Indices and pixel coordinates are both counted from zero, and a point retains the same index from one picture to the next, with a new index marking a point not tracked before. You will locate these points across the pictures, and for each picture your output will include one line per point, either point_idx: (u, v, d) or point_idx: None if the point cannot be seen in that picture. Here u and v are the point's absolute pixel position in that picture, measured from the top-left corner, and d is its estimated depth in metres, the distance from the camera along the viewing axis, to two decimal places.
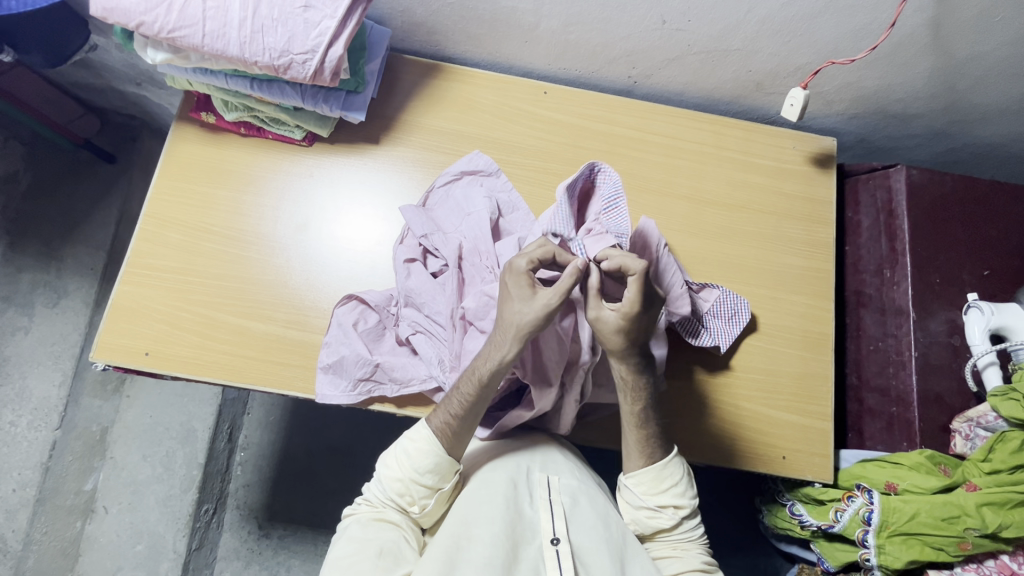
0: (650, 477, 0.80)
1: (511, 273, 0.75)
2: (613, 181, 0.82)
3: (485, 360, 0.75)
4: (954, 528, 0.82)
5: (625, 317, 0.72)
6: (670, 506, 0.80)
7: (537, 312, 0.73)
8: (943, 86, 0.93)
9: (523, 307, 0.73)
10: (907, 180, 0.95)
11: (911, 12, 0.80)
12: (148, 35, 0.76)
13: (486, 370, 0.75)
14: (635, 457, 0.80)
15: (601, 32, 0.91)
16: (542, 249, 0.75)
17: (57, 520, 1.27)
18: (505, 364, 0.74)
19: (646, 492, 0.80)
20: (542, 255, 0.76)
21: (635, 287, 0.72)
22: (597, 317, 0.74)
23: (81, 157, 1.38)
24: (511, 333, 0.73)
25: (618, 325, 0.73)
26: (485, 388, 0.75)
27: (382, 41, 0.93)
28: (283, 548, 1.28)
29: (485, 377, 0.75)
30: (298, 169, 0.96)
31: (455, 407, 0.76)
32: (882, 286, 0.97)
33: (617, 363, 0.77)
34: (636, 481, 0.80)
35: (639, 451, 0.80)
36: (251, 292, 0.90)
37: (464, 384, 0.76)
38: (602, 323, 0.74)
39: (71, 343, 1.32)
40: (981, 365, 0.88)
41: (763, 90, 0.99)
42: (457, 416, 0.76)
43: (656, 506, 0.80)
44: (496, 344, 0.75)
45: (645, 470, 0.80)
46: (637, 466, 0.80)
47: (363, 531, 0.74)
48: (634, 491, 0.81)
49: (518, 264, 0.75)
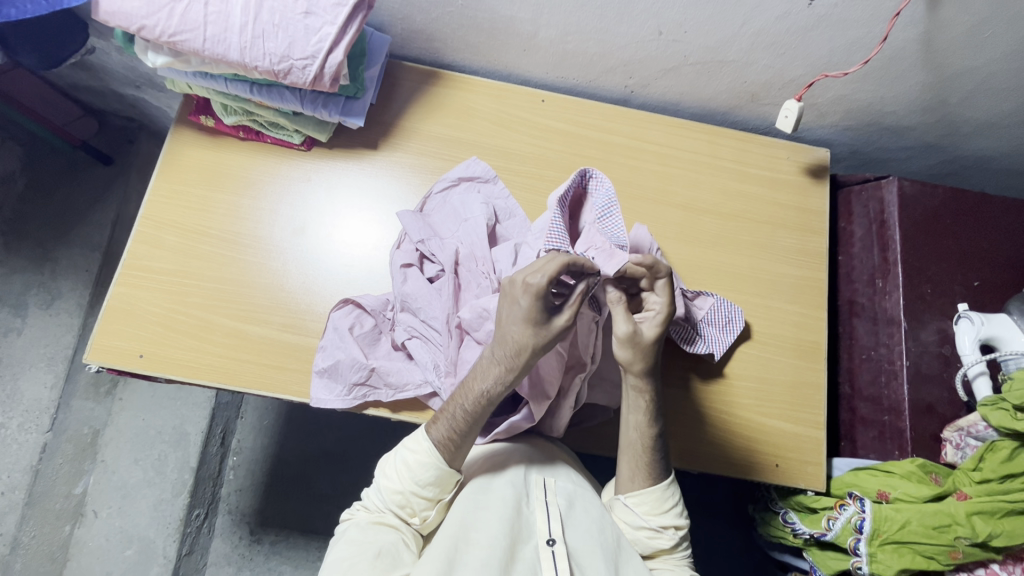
0: (653, 497, 0.80)
1: (532, 291, 0.72)
2: (605, 189, 0.80)
3: (490, 378, 0.75)
4: (945, 537, 0.83)
5: (662, 323, 0.78)
6: (671, 526, 0.80)
7: (552, 335, 0.74)
8: (935, 99, 0.95)
9: (536, 331, 0.73)
10: (899, 192, 0.97)
11: (902, 26, 0.82)
12: (149, 38, 0.77)
13: (490, 387, 0.75)
14: (640, 479, 0.80)
15: (599, 42, 0.92)
16: (557, 263, 0.72)
17: (46, 523, 1.26)
18: (510, 384, 0.75)
19: (648, 512, 0.80)
20: (558, 270, 0.72)
21: (664, 293, 0.79)
22: (636, 330, 0.77)
23: (79, 158, 1.38)
24: (522, 355, 0.74)
25: (655, 333, 0.78)
26: (489, 403, 0.75)
27: (382, 48, 0.93)
28: (275, 554, 1.28)
29: (491, 395, 0.75)
30: (297, 173, 0.96)
31: (458, 421, 0.75)
32: (875, 296, 0.98)
33: (637, 380, 0.79)
34: (638, 501, 0.80)
35: (644, 473, 0.80)
36: (247, 295, 0.90)
37: (465, 398, 0.75)
38: (645, 334, 0.78)
39: (64, 345, 1.32)
40: (971, 375, 0.89)
41: (758, 100, 1.00)
42: (459, 430, 0.75)
43: (658, 526, 0.80)
44: (502, 364, 0.75)
45: (649, 490, 0.80)
46: (640, 487, 0.80)
47: (363, 534, 0.73)
48: (635, 510, 0.80)
49: (531, 282, 0.72)
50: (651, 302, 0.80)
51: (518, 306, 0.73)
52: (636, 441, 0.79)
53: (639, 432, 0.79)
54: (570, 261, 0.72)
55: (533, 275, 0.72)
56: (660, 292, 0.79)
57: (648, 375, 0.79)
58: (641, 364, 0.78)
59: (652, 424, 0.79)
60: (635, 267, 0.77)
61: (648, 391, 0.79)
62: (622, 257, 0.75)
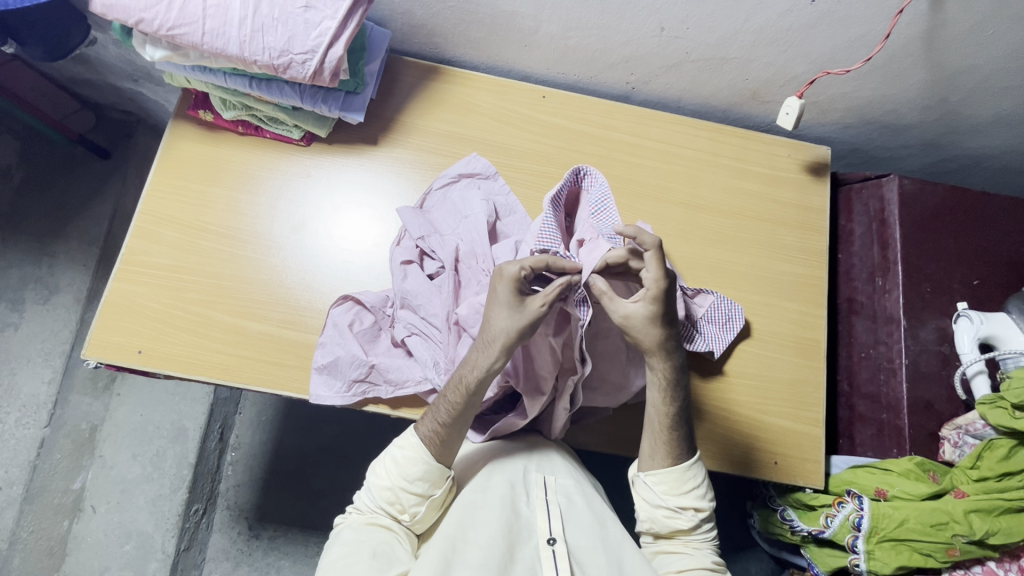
0: (672, 477, 0.80)
1: (506, 280, 0.73)
2: (600, 185, 0.82)
3: (470, 368, 0.75)
4: (942, 534, 0.84)
5: (653, 299, 0.75)
6: (690, 508, 0.80)
7: (530, 319, 0.73)
8: (936, 97, 0.95)
9: (513, 315, 0.73)
10: (899, 190, 0.97)
11: (905, 24, 0.81)
12: (148, 32, 0.76)
13: (473, 378, 0.75)
14: (659, 456, 0.80)
15: (600, 38, 0.91)
16: (534, 257, 0.74)
17: (43, 519, 1.25)
18: (493, 371, 0.74)
19: (666, 492, 0.80)
20: (536, 264, 0.74)
21: (655, 265, 0.74)
22: (626, 314, 0.76)
23: (76, 152, 1.37)
24: (498, 342, 0.74)
25: (647, 313, 0.75)
26: (472, 395, 0.75)
27: (382, 43, 0.93)
28: (273, 549, 1.28)
29: (472, 385, 0.74)
30: (295, 168, 0.95)
31: (443, 415, 0.76)
32: (874, 294, 0.98)
33: (659, 361, 0.78)
34: (657, 480, 0.80)
35: (664, 451, 0.80)
36: (246, 291, 0.90)
37: (451, 392, 0.76)
38: (638, 310, 0.76)
39: (62, 340, 1.31)
40: (970, 373, 0.89)
41: (760, 98, 1.00)
42: (445, 424, 0.75)
43: (676, 507, 0.80)
44: (480, 349, 0.75)
45: (668, 471, 0.80)
46: (660, 466, 0.80)
47: (357, 535, 0.74)
48: (654, 489, 0.80)
49: (506, 270, 0.73)
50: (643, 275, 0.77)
51: (496, 295, 0.74)
52: (655, 418, 0.80)
53: (654, 408, 0.80)
54: (547, 261, 0.74)
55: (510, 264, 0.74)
56: (650, 265, 0.75)
57: (658, 351, 0.77)
58: (652, 342, 0.77)
59: (670, 401, 0.79)
60: (616, 259, 0.76)
61: (663, 368, 0.78)
62: (602, 249, 0.77)
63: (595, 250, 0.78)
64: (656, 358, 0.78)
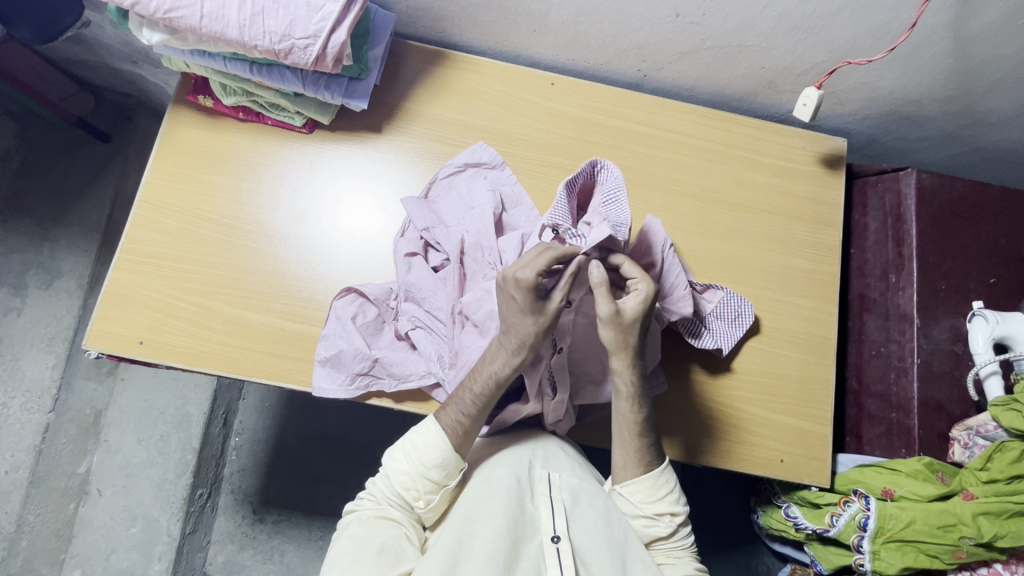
0: (646, 486, 0.80)
1: (521, 287, 0.72)
2: (614, 177, 0.79)
3: (498, 364, 0.76)
4: (950, 536, 0.83)
5: (645, 301, 0.75)
6: (667, 513, 0.80)
7: (550, 317, 0.74)
8: (959, 89, 0.91)
9: (536, 318, 0.74)
10: (918, 184, 0.94)
11: (933, 11, 0.78)
12: (144, 14, 0.73)
13: (501, 373, 0.75)
14: (631, 466, 0.80)
15: (612, 23, 0.88)
16: (543, 257, 0.73)
17: (51, 501, 1.27)
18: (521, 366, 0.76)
19: (641, 500, 0.80)
20: (546, 265, 0.72)
21: (639, 272, 0.76)
22: (618, 309, 0.75)
23: (76, 135, 1.36)
24: (527, 341, 0.74)
25: (639, 310, 0.75)
26: (500, 385, 0.76)
27: (386, 26, 0.90)
28: (277, 533, 1.28)
29: (499, 379, 0.76)
30: (297, 156, 0.93)
31: (467, 406, 0.76)
32: (887, 291, 0.96)
33: (625, 370, 0.77)
34: (633, 490, 0.80)
35: (636, 460, 0.79)
36: (249, 281, 0.89)
37: (473, 382, 0.77)
38: (625, 312, 0.75)
39: (65, 325, 1.31)
40: (983, 374, 0.87)
41: (776, 87, 0.97)
42: (470, 415, 0.76)
43: (654, 513, 0.80)
44: (508, 349, 0.75)
45: (641, 479, 0.79)
46: (633, 475, 0.80)
47: (365, 530, 0.73)
48: (631, 500, 0.80)
49: (521, 278, 0.72)
50: (627, 272, 0.76)
51: (513, 302, 0.74)
52: (624, 426, 0.79)
53: (623, 416, 0.78)
54: (553, 252, 0.74)
55: (521, 270, 0.72)
56: (633, 274, 0.76)
57: (625, 355, 0.76)
58: (621, 345, 0.76)
59: (639, 409, 0.78)
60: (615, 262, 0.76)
61: (629, 372, 0.77)
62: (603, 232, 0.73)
63: (596, 233, 0.75)
64: (620, 361, 0.77)
